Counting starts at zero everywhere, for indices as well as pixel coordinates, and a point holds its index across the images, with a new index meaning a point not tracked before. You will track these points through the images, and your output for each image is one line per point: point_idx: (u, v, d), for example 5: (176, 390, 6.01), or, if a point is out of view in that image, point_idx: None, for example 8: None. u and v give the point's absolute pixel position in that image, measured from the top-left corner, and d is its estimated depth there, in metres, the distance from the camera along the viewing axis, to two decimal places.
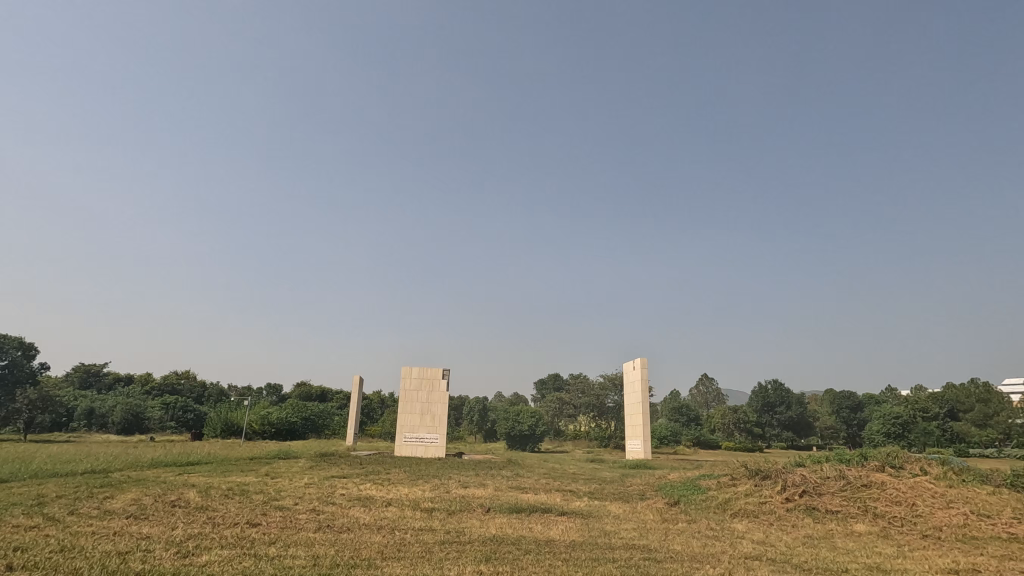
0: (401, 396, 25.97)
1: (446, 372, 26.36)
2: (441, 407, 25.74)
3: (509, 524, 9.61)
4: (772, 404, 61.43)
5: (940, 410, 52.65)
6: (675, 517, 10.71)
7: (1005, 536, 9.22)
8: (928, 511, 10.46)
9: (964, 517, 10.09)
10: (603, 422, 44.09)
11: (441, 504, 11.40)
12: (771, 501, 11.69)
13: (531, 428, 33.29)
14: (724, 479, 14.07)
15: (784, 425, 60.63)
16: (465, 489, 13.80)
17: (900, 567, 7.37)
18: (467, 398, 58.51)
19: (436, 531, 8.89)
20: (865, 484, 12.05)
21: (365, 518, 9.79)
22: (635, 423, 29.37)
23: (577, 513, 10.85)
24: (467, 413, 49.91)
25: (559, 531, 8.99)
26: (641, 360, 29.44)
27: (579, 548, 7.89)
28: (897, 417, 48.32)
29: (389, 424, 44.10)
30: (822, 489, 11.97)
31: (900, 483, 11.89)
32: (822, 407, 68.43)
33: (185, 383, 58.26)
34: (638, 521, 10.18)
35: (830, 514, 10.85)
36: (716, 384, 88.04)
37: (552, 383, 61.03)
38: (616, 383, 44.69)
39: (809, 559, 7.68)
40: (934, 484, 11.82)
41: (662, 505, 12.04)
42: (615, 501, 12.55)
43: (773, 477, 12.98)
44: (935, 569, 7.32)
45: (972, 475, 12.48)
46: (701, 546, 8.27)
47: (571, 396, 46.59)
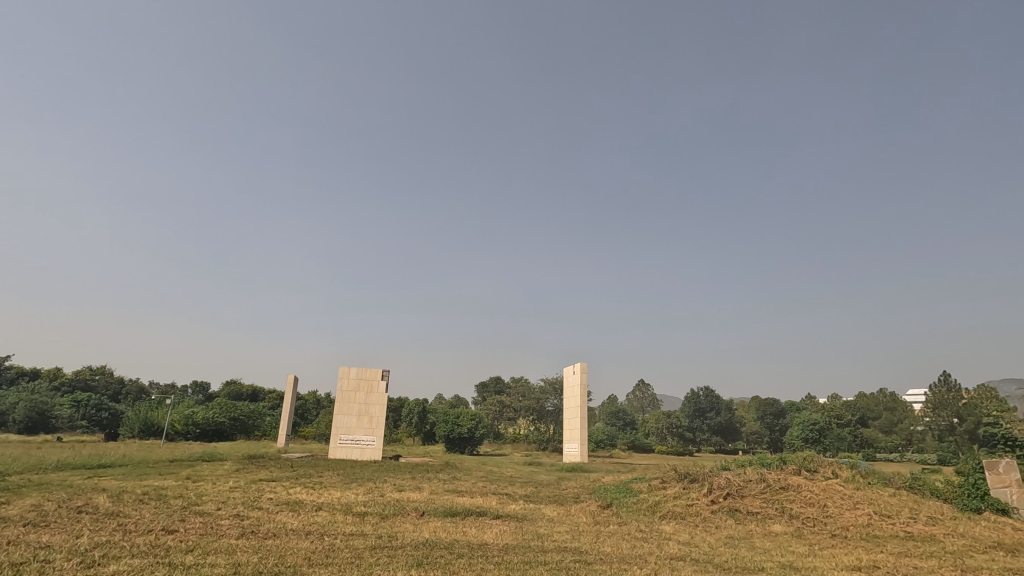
0: (337, 397, 25.19)
1: (386, 372, 25.87)
2: (380, 408, 25.25)
3: (443, 528, 9.53)
4: (704, 410, 64.99)
5: (853, 417, 56.67)
6: (606, 519, 10.99)
7: (902, 534, 10.02)
8: (837, 512, 11.24)
9: (869, 517, 10.91)
10: (542, 426, 44.77)
11: (374, 508, 11.14)
12: (697, 503, 12.17)
13: (470, 431, 33.15)
14: (655, 482, 14.54)
15: (714, 430, 63.58)
16: (400, 493, 13.58)
17: (810, 565, 7.84)
18: (406, 399, 57.64)
19: (368, 535, 8.72)
20: (782, 486, 12.80)
21: (292, 523, 9.46)
22: (573, 427, 29.88)
23: (512, 516, 10.91)
24: (406, 415, 49.18)
25: (493, 535, 8.99)
26: (580, 364, 29.91)
27: (512, 551, 7.94)
28: (815, 424, 51.48)
29: (324, 425, 42.73)
30: (744, 492, 12.60)
31: (814, 485, 12.73)
32: (748, 413, 72.35)
33: (100, 378, 54.29)
34: (571, 523, 10.40)
35: (751, 515, 11.44)
36: (652, 389, 90.88)
37: (492, 386, 60.96)
38: (557, 388, 45.45)
39: (729, 558, 8.06)
40: (843, 487, 12.71)
41: (595, 508, 12.27)
42: (550, 504, 12.70)
43: (700, 480, 13.54)
44: (841, 566, 7.86)
45: (877, 478, 13.53)
46: (630, 548, 8.51)
47: (511, 399, 46.38)
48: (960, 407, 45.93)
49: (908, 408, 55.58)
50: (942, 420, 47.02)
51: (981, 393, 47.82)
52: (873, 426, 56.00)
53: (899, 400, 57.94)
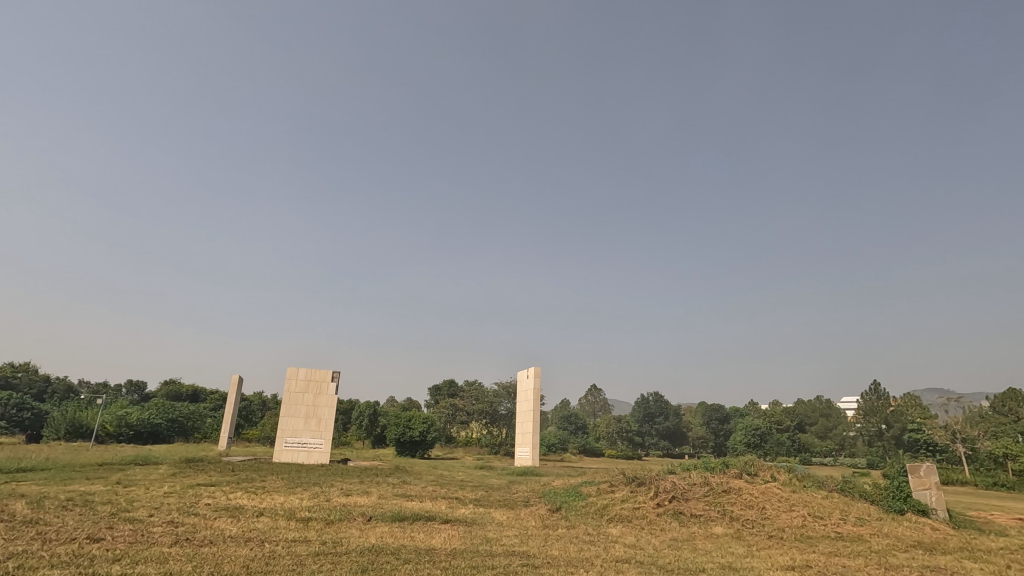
0: (284, 398, 24.37)
1: (336, 374, 25.25)
2: (329, 411, 24.64)
3: (390, 533, 9.36)
4: (653, 414, 66.77)
5: (791, 424, 59.39)
6: (555, 522, 11.07)
7: (833, 534, 10.56)
8: (774, 514, 11.73)
9: (803, 518, 11.44)
10: (495, 430, 44.64)
11: (320, 514, 10.83)
12: (644, 506, 12.44)
13: (422, 434, 32.70)
14: (604, 486, 14.76)
15: (662, 435, 65.17)
16: (347, 498, 13.25)
17: (748, 566, 8.13)
18: (357, 401, 56.43)
19: (311, 541, 8.46)
20: (724, 489, 13.25)
21: (231, 530, 9.07)
22: (525, 431, 29.94)
23: (460, 520, 10.84)
24: (356, 417, 48.15)
25: (441, 540, 8.91)
26: (534, 369, 30.10)
27: (460, 556, 7.89)
28: (757, 429, 53.64)
29: (269, 428, 41.27)
30: (689, 495, 12.97)
31: (754, 488, 13.24)
32: (695, 419, 74.71)
33: (22, 375, 50.60)
34: (520, 527, 10.42)
35: (694, 518, 11.78)
36: (604, 394, 92.45)
37: (446, 389, 60.43)
38: (510, 392, 45.53)
39: (671, 560, 8.28)
40: (781, 490, 13.27)
41: (544, 511, 12.34)
42: (500, 508, 12.66)
43: (647, 484, 13.83)
44: (775, 566, 8.20)
45: (812, 481, 14.20)
46: (577, 551, 8.60)
47: (464, 402, 45.96)
48: (888, 414, 48.87)
49: (841, 415, 58.73)
50: (872, 426, 49.92)
51: (906, 401, 51.08)
52: (810, 432, 58.84)
53: (834, 407, 61.18)
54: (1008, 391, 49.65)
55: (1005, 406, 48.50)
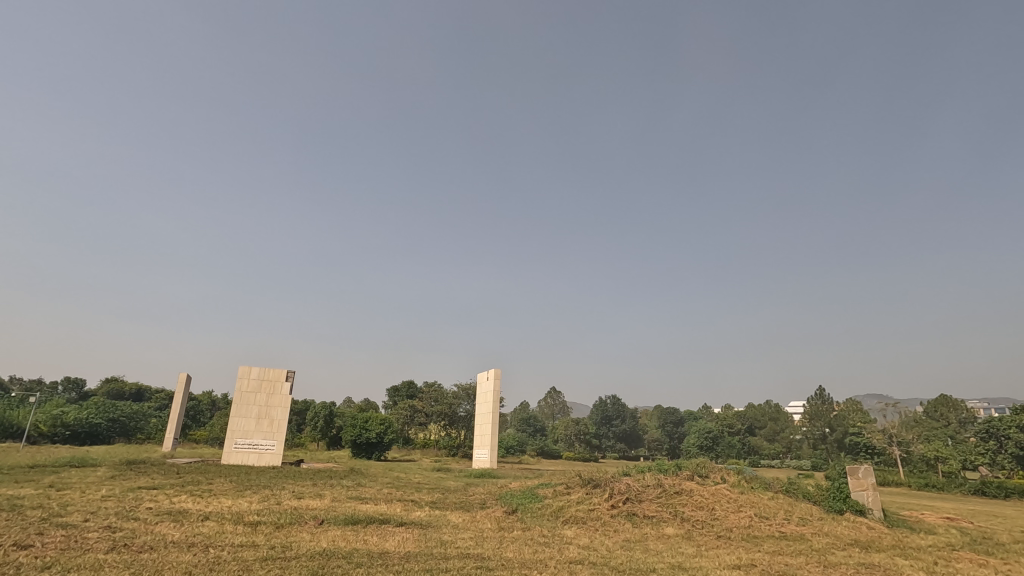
0: (234, 398, 23.52)
1: (291, 373, 24.59)
2: (282, 412, 23.98)
3: (342, 536, 9.18)
4: (610, 417, 67.91)
5: (742, 427, 61.46)
6: (511, 524, 11.13)
7: (777, 534, 10.99)
8: (723, 514, 12.11)
9: (750, 519, 11.84)
10: (454, 432, 44.30)
11: (269, 517, 10.49)
12: (599, 508, 12.62)
13: (379, 436, 32.15)
14: (561, 487, 14.90)
15: (619, 438, 66.21)
16: (298, 501, 12.88)
17: (696, 565, 8.37)
18: (312, 402, 55.13)
19: (260, 546, 8.20)
20: (677, 491, 13.59)
21: (174, 535, 8.70)
22: (484, 432, 29.89)
23: (416, 523, 10.75)
24: (310, 418, 47.05)
25: (395, 543, 8.80)
26: (495, 371, 30.08)
27: (414, 559, 7.81)
28: (709, 432, 55.32)
29: (218, 428, 39.90)
30: (643, 496, 13.24)
31: (705, 489, 13.64)
32: (651, 421, 76.46)
33: None
34: (475, 530, 10.37)
35: (646, 518, 12.05)
36: (563, 396, 93.25)
37: (404, 389, 59.73)
38: (470, 393, 45.23)
39: (624, 560, 8.44)
40: (730, 491, 13.70)
41: (500, 513, 12.35)
42: (457, 510, 12.64)
43: (602, 485, 14.03)
44: (723, 565, 8.45)
45: (759, 483, 14.74)
46: (531, 552, 8.66)
47: (423, 404, 45.48)
48: (831, 418, 51.15)
49: (789, 419, 61.04)
50: (816, 430, 52.17)
51: (848, 406, 53.67)
52: (759, 435, 61.02)
53: (781, 410, 63.68)
54: (939, 398, 52.82)
55: (936, 412, 51.50)
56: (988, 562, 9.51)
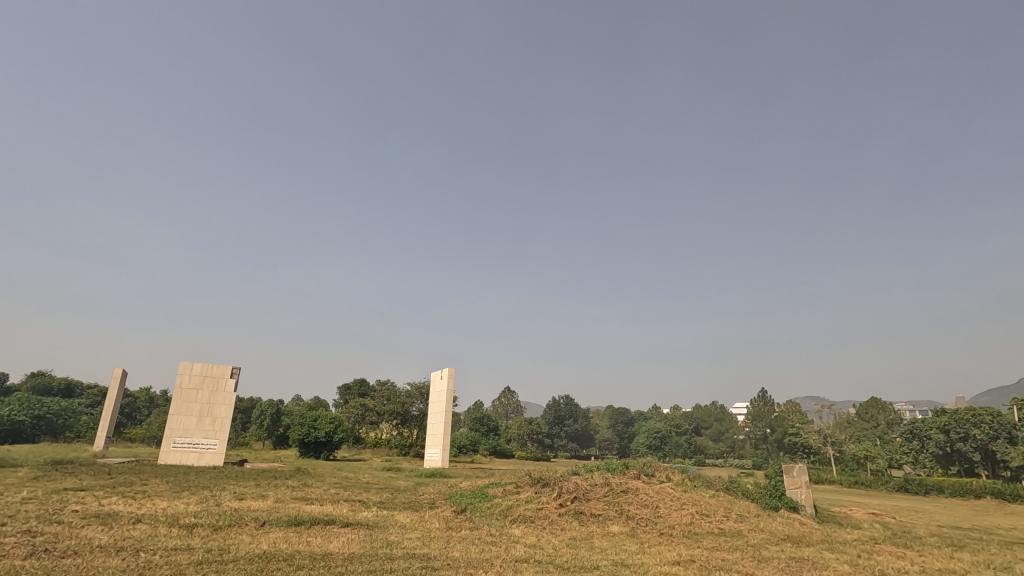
0: (174, 394, 22.47)
1: (236, 370, 23.75)
2: (225, 410, 23.13)
3: (284, 539, 8.92)
4: (563, 417, 68.22)
5: (689, 427, 63.53)
6: (459, 524, 11.11)
7: (716, 531, 11.41)
8: (667, 512, 12.49)
9: (691, 516, 12.25)
10: (406, 431, 43.48)
11: (207, 519, 10.08)
12: (547, 507, 12.76)
13: (329, 435, 31.42)
14: (510, 487, 14.96)
15: (571, 437, 66.84)
16: (239, 502, 12.47)
17: (638, 561, 8.64)
18: (258, 399, 53.36)
19: (195, 549, 7.91)
20: (623, 489, 13.90)
21: (102, 539, 8.26)
22: (437, 431, 29.70)
23: (362, 523, 10.56)
24: (256, 417, 45.58)
25: (339, 545, 8.64)
26: (449, 370, 29.88)
27: (358, 560, 7.71)
28: (658, 432, 56.97)
29: (155, 426, 38.06)
30: (590, 495, 13.46)
31: (650, 488, 13.99)
32: (603, 421, 78.52)
33: None
34: (423, 529, 10.31)
35: (593, 517, 12.27)
36: (517, 397, 93.58)
37: (355, 387, 58.42)
38: (424, 392, 43.82)
39: (568, 558, 8.60)
40: (674, 490, 14.13)
41: (448, 513, 12.29)
42: (405, 510, 12.52)
43: (552, 484, 14.19)
44: (663, 561, 8.72)
45: (702, 481, 15.26)
46: (478, 552, 8.67)
47: (376, 402, 44.66)
48: (772, 420, 53.70)
49: (732, 420, 63.40)
50: (758, 430, 54.49)
51: (788, 408, 56.36)
52: (705, 436, 63.26)
53: (727, 412, 66.45)
54: (869, 400, 56.15)
55: (867, 414, 54.67)
56: (906, 554, 10.21)
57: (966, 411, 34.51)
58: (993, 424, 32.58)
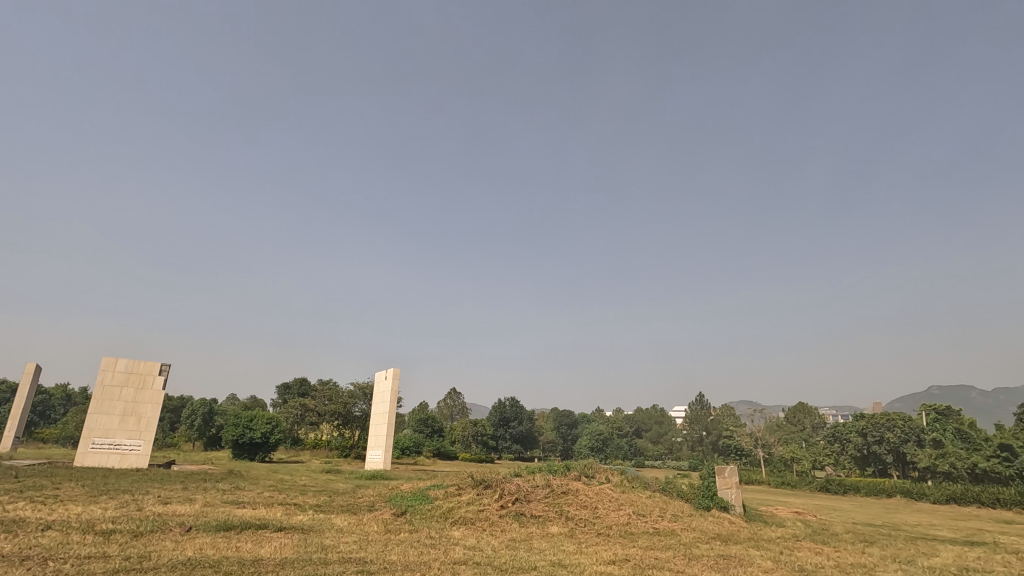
0: (94, 392, 20.96)
1: (165, 367, 22.51)
2: (152, 409, 21.85)
3: (212, 544, 8.56)
4: (507, 419, 66.63)
5: (630, 430, 65.32)
6: (398, 527, 10.94)
7: (651, 530, 11.78)
8: (605, 513, 12.77)
9: (629, 516, 12.59)
10: (347, 432, 42.27)
11: (127, 525, 9.50)
12: (488, 508, 12.78)
13: (264, 436, 30.19)
14: (452, 489, 14.89)
15: (515, 439, 66.33)
16: (163, 507, 11.76)
17: (575, 561, 8.79)
18: (188, 399, 50.71)
19: (112, 557, 7.44)
20: (564, 491, 14.10)
21: (5, 548, 7.64)
22: (379, 433, 29.14)
23: (296, 528, 10.21)
24: (186, 417, 43.34)
25: (272, 550, 8.33)
26: (394, 371, 29.36)
27: (290, 565, 7.45)
28: (600, 434, 58.09)
29: (72, 427, 35.45)
30: (531, 497, 13.58)
31: (589, 489, 14.26)
32: (547, 423, 79.81)
33: None
34: (360, 533, 10.11)
35: (533, 518, 12.38)
36: (462, 397, 93.19)
37: (295, 387, 56.58)
38: (367, 392, 42.95)
39: (507, 559, 8.65)
40: (613, 491, 14.48)
41: (388, 516, 12.06)
42: (342, 513, 12.19)
43: (493, 486, 14.23)
44: (600, 560, 8.93)
45: (639, 482, 15.70)
46: (416, 555, 8.58)
47: (316, 403, 43.33)
48: (707, 422, 56.17)
49: (671, 422, 65.96)
50: (695, 433, 56.78)
51: (723, 412, 58.93)
52: (645, 437, 65.27)
53: (666, 415, 69.07)
54: (797, 405, 59.45)
55: (795, 417, 57.91)
56: (823, 550, 10.89)
57: (881, 416, 37.01)
58: (904, 428, 35.24)
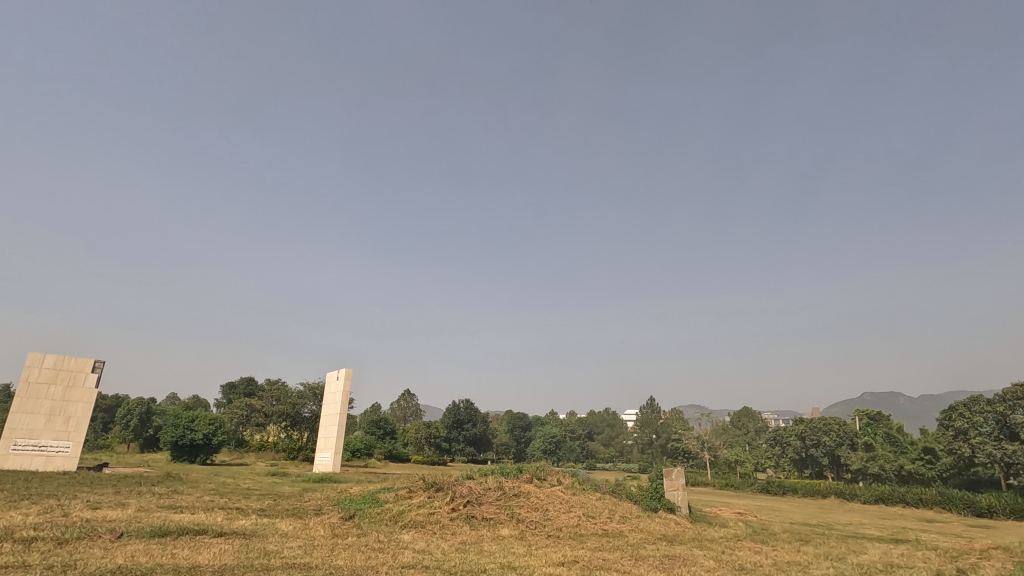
0: (17, 390, 19.56)
1: (99, 364, 21.31)
2: (83, 408, 20.64)
3: (146, 551, 8.15)
4: (461, 421, 65.92)
5: (583, 432, 66.19)
6: (346, 531, 10.70)
7: (600, 531, 11.98)
8: (555, 515, 12.90)
9: (579, 518, 12.75)
10: (295, 434, 41.03)
11: (52, 532, 8.91)
12: (438, 511, 12.65)
13: (206, 437, 28.97)
14: (402, 491, 14.67)
15: (468, 442, 65.78)
16: (93, 512, 11.09)
17: (524, 563, 8.83)
18: (123, 398, 48.04)
19: (33, 566, 6.97)
20: (515, 493, 14.15)
21: None
22: (329, 434, 28.43)
23: (238, 533, 9.84)
24: (120, 417, 41.06)
25: (211, 556, 8.01)
26: (346, 371, 28.73)
27: (229, 572, 7.18)
28: (553, 437, 58.50)
29: None
30: (482, 499, 13.54)
31: (541, 492, 14.37)
32: (501, 426, 79.90)
33: None
34: (306, 538, 9.83)
35: (484, 521, 12.37)
36: (416, 399, 92.04)
37: (241, 387, 54.58)
38: (318, 393, 41.83)
39: (456, 562, 8.61)
40: (564, 493, 14.63)
41: (335, 520, 11.79)
42: (287, 518, 11.80)
43: (445, 489, 14.10)
44: (548, 562, 9.00)
45: (590, 484, 15.91)
46: (363, 559, 8.42)
47: (263, 403, 41.87)
48: (658, 426, 57.55)
49: (623, 425, 67.28)
50: (645, 436, 58.10)
51: (672, 416, 60.53)
52: (597, 440, 66.28)
53: (618, 419, 70.39)
54: (742, 409, 61.76)
55: (740, 421, 60.14)
56: (762, 549, 11.33)
57: (819, 420, 38.77)
58: (839, 432, 36.98)
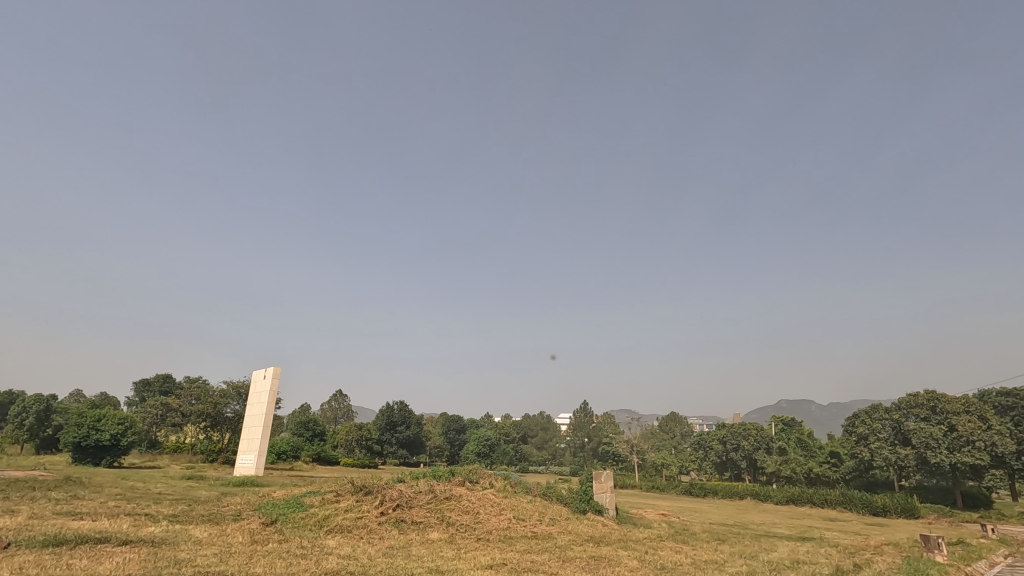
0: None
1: None
2: None
3: (36, 563, 7.44)
4: (394, 423, 64.78)
5: (517, 435, 66.65)
6: (266, 537, 10.23)
7: (529, 534, 12.10)
8: (486, 518, 12.89)
9: (509, 521, 12.81)
10: (215, 435, 38.81)
11: None
12: (366, 516, 12.33)
13: (114, 438, 26.89)
14: (329, 495, 14.20)
15: (401, 444, 64.55)
16: None
17: (452, 567, 8.76)
18: (17, 394, 43.68)
19: None
20: (446, 496, 14.04)
21: None
22: (252, 436, 27.09)
23: (145, 541, 9.20)
24: (13, 415, 37.35)
25: (113, 566, 7.45)
26: (273, 370, 27.49)
27: None
28: (487, 439, 58.46)
29: None
30: (412, 502, 13.33)
31: (472, 495, 14.33)
32: (436, 429, 79.09)
33: None
34: (222, 545, 9.32)
35: (414, 525, 12.19)
36: (348, 401, 89.36)
37: (156, 384, 51.11)
38: (242, 392, 39.80)
39: (382, 568, 8.43)
40: (496, 496, 14.65)
41: (256, 525, 11.27)
42: (202, 524, 11.14)
43: (374, 492, 13.76)
44: (476, 566, 8.98)
45: (521, 487, 16.05)
46: (284, 566, 8.08)
47: (180, 402, 39.34)
48: (590, 429, 58.81)
49: (556, 429, 68.33)
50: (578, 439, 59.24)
51: (605, 420, 62.06)
52: (531, 443, 66.91)
53: (552, 422, 71.41)
54: (670, 414, 64.32)
55: (667, 426, 62.60)
56: (682, 548, 11.83)
57: (740, 425, 40.87)
58: (756, 437, 39.09)
